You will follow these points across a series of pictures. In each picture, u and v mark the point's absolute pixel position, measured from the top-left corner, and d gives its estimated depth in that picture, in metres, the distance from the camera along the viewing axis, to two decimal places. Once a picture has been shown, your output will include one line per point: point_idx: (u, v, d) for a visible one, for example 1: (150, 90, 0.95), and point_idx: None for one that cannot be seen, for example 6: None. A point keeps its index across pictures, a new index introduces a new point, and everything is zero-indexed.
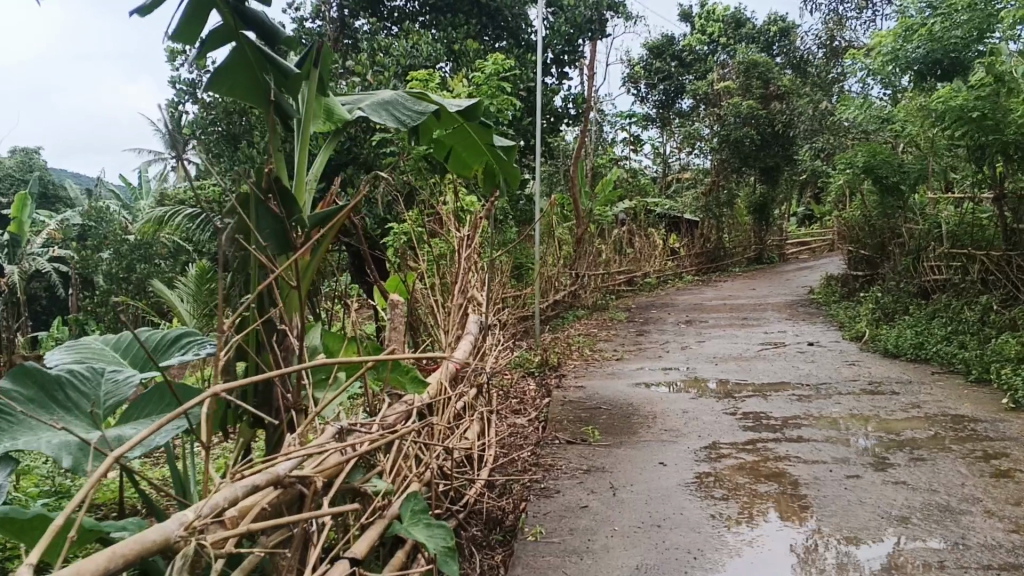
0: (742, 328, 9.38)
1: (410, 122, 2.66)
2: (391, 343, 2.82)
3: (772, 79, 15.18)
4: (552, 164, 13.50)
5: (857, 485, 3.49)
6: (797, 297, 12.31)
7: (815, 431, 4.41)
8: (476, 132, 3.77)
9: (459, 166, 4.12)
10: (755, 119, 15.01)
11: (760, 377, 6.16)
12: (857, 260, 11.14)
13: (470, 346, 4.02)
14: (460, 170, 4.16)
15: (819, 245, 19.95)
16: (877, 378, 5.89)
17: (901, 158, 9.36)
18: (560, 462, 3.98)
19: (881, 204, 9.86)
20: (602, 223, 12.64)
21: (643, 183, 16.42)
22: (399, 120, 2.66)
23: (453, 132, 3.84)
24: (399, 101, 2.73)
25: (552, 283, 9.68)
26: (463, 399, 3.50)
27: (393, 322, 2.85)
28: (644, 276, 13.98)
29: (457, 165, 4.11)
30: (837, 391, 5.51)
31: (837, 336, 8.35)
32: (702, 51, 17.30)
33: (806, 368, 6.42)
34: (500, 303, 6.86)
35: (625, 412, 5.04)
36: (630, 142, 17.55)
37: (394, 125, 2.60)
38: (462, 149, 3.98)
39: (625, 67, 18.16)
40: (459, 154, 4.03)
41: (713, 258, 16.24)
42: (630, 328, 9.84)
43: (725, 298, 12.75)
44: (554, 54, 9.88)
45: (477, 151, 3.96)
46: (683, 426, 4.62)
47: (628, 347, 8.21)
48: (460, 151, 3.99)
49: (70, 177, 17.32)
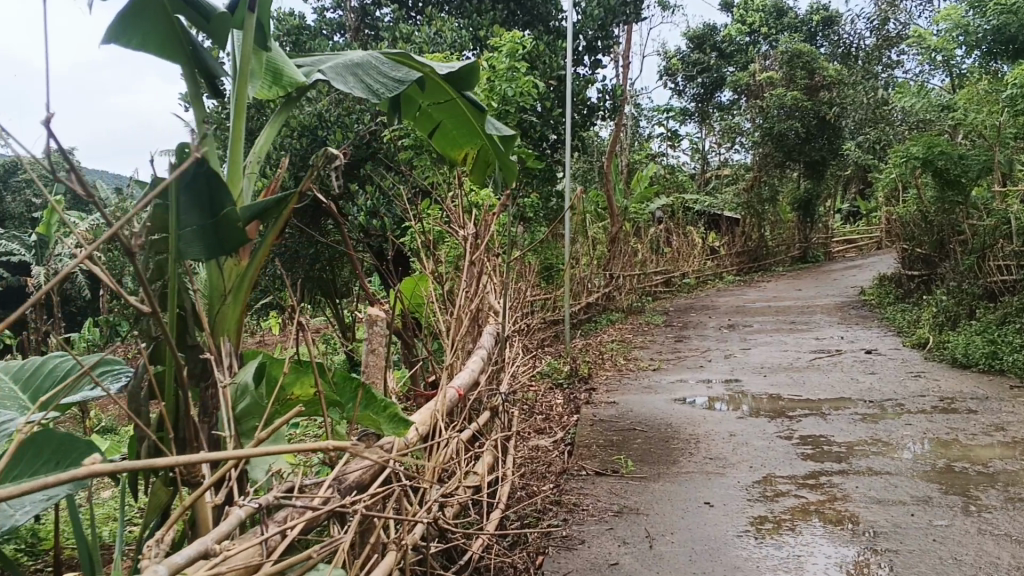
0: (789, 332, 8.73)
1: (384, 91, 2.27)
2: (370, 367, 2.26)
3: (817, 70, 14.51)
4: (587, 161, 12.94)
5: (946, 537, 2.87)
6: (846, 299, 11.57)
7: (886, 461, 3.77)
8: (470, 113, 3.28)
9: (445, 144, 3.61)
10: (800, 111, 14.34)
11: (814, 392, 5.51)
12: (912, 260, 10.38)
13: (478, 364, 3.44)
14: (447, 149, 3.66)
15: (866, 243, 19.06)
16: (949, 394, 5.21)
17: (961, 149, 8.67)
18: (585, 500, 3.39)
19: (939, 198, 9.15)
20: (639, 221, 12.02)
21: (681, 179, 15.74)
22: (370, 89, 2.27)
23: (444, 107, 3.35)
24: (375, 66, 2.37)
25: (584, 284, 9.08)
26: (465, 430, 2.92)
27: (371, 343, 2.28)
28: (682, 276, 13.32)
29: (443, 143, 3.59)
30: (904, 410, 4.85)
31: (895, 343, 7.66)
32: (742, 41, 16.74)
33: (866, 381, 5.76)
34: (523, 308, 6.29)
35: (663, 434, 4.44)
36: (667, 138, 16.93)
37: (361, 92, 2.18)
38: (452, 125, 3.47)
39: (661, 60, 17.49)
40: (446, 131, 3.52)
41: (754, 256, 15.51)
42: (669, 332, 9.23)
43: (770, 299, 12.04)
44: (587, 42, 9.28)
45: (471, 131, 3.47)
46: (731, 453, 4.01)
47: (666, 354, 7.60)
48: (449, 127, 3.48)
49: None
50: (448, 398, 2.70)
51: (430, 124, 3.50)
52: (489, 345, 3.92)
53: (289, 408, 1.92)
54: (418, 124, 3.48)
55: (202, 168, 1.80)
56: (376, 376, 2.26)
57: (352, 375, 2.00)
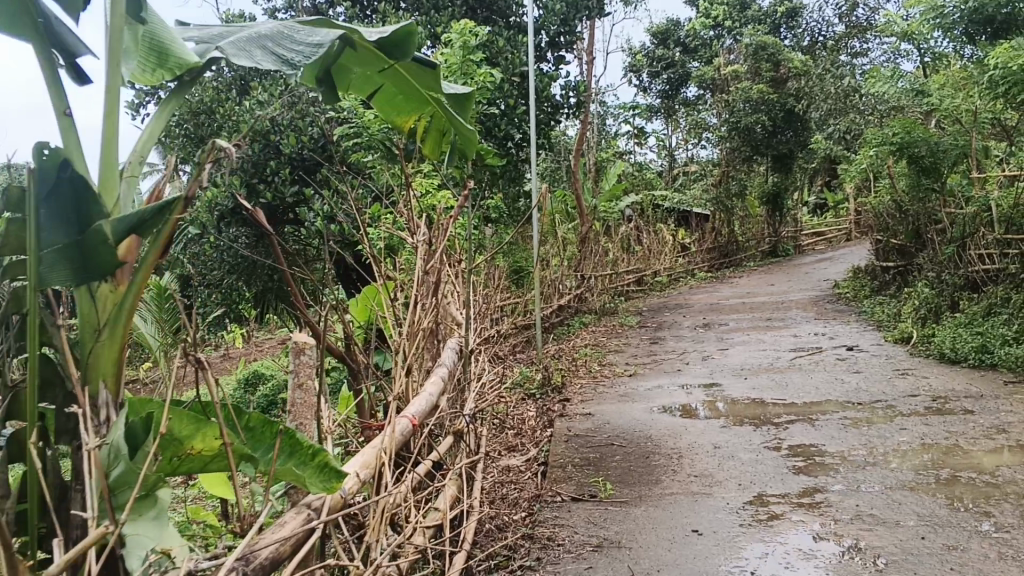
0: (767, 330, 8.45)
1: (299, 60, 1.98)
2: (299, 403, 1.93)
3: (782, 62, 14.34)
4: (554, 159, 12.64)
5: (964, 563, 2.57)
6: (821, 293, 11.32)
7: (885, 474, 3.48)
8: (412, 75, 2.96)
9: (390, 109, 3.29)
10: (767, 104, 14.16)
11: (799, 394, 5.22)
12: (887, 251, 10.16)
13: (437, 384, 3.08)
14: (393, 113, 3.32)
15: (835, 236, 18.85)
16: (941, 393, 4.93)
17: (936, 135, 8.48)
18: (560, 533, 3.06)
19: (914, 186, 8.94)
20: (608, 220, 11.72)
21: (649, 176, 15.45)
22: (283, 59, 1.99)
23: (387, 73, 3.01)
24: (286, 34, 2.09)
25: (553, 287, 8.75)
26: (418, 465, 2.56)
27: None
28: (654, 274, 13.03)
29: (389, 106, 3.26)
30: (897, 412, 4.57)
31: (877, 338, 7.39)
32: (707, 36, 16.53)
33: (852, 381, 5.47)
34: (490, 315, 5.94)
35: (644, 449, 4.12)
36: (634, 135, 16.70)
37: (269, 67, 1.93)
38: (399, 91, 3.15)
39: (626, 56, 17.22)
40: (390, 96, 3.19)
41: (725, 252, 15.25)
42: (643, 333, 8.93)
43: (744, 296, 11.77)
44: (549, 38, 8.94)
45: (418, 96, 3.15)
46: (717, 469, 3.69)
47: (642, 358, 7.29)
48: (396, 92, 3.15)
49: None
50: (398, 431, 2.35)
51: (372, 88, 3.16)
52: (451, 361, 3.56)
53: (192, 463, 1.61)
54: (358, 92, 3.14)
55: (64, 173, 1.44)
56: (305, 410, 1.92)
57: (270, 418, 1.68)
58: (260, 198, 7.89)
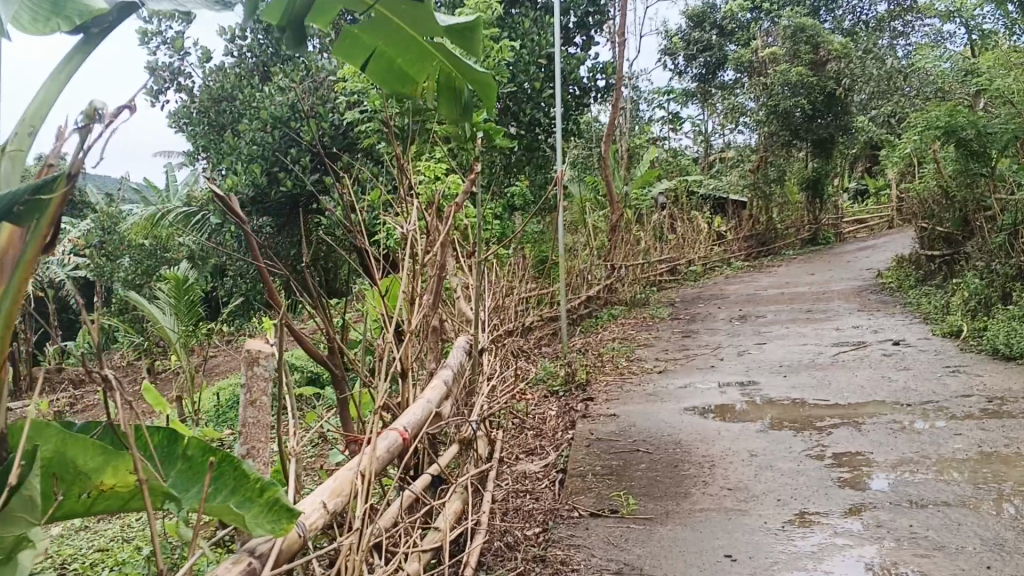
0: (806, 323, 8.08)
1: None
2: (249, 428, 1.61)
3: (822, 44, 13.92)
4: (585, 145, 12.33)
5: None
6: (863, 283, 10.88)
7: (941, 489, 3.13)
8: (397, 15, 2.60)
9: (397, 80, 2.99)
10: (807, 87, 13.70)
11: (841, 395, 4.86)
12: (932, 239, 9.69)
13: (438, 390, 2.79)
14: (401, 85, 3.01)
15: (877, 224, 18.24)
16: (998, 393, 4.55)
17: (984, 116, 8.05)
18: (575, 556, 2.77)
19: (961, 171, 8.49)
20: (641, 208, 11.37)
21: (684, 163, 15.04)
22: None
23: (375, 25, 2.71)
24: None
25: (582, 277, 8.44)
26: (411, 486, 2.27)
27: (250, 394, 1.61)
28: (688, 263, 12.67)
29: (396, 77, 2.97)
30: (950, 415, 4.20)
31: (925, 332, 6.99)
32: (744, 18, 16.11)
33: (900, 380, 5.10)
34: (510, 309, 5.65)
35: (672, 456, 3.80)
36: (668, 121, 16.29)
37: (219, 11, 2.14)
38: (398, 53, 2.84)
39: (661, 40, 16.85)
40: (389, 59, 2.90)
41: (762, 241, 14.82)
42: (676, 326, 8.56)
43: (783, 286, 11.36)
44: (578, 18, 8.58)
45: (416, 52, 2.81)
46: (753, 482, 3.37)
47: (673, 352, 6.95)
48: (395, 54, 2.86)
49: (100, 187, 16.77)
50: (382, 449, 2.06)
51: (370, 51, 2.89)
52: (459, 362, 3.26)
53: (111, 501, 1.34)
54: (354, 56, 2.89)
55: None
56: (259, 440, 1.61)
57: (210, 445, 1.43)
58: (281, 186, 7.67)
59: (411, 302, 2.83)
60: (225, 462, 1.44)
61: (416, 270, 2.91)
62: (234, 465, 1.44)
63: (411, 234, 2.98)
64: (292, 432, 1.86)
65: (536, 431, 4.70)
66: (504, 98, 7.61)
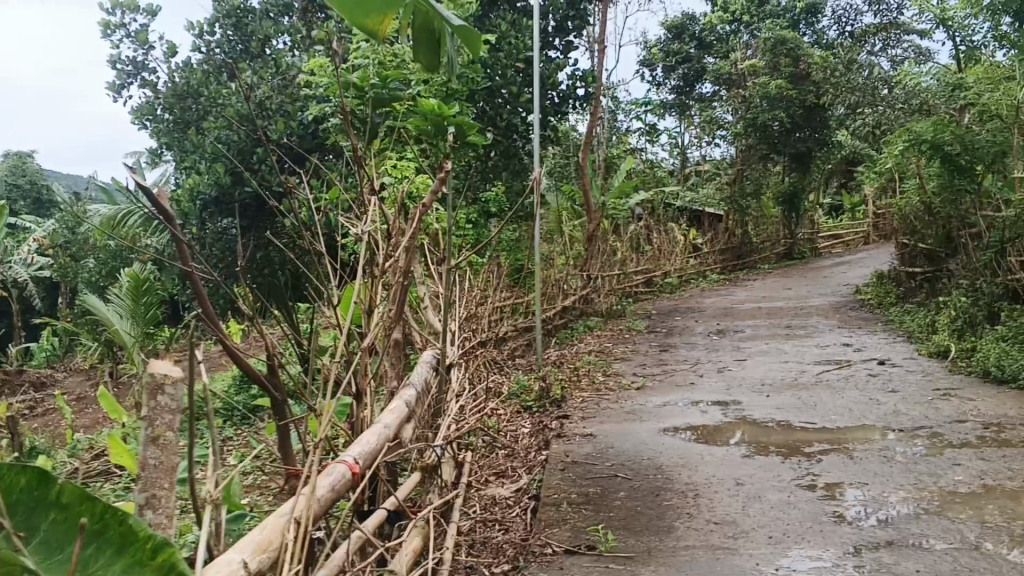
0: (785, 339, 7.85)
1: None
2: (149, 471, 1.29)
3: (803, 56, 13.76)
4: (562, 153, 12.08)
5: None
6: (842, 299, 10.69)
7: (946, 529, 2.87)
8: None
9: None
10: (786, 100, 13.55)
11: (829, 417, 4.61)
12: (914, 256, 9.50)
13: (399, 412, 2.49)
14: None
15: (853, 239, 18.06)
16: (993, 419, 4.31)
17: (971, 131, 7.87)
18: None
19: (946, 186, 8.30)
20: (618, 218, 11.13)
21: (661, 174, 14.83)
22: None
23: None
24: None
25: (558, 288, 8.16)
26: (361, 527, 1.97)
27: (150, 434, 1.28)
28: (665, 276, 12.43)
29: None
30: (947, 443, 3.95)
31: (910, 352, 6.77)
32: (724, 30, 16.04)
33: (888, 403, 4.85)
34: (482, 320, 5.36)
35: (654, 483, 3.53)
36: (646, 132, 16.04)
37: None
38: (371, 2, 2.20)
39: (640, 50, 16.68)
40: None
41: (739, 254, 14.55)
42: (653, 340, 8.30)
43: (760, 300, 11.13)
44: (556, 22, 8.32)
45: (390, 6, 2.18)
46: (740, 516, 3.09)
47: (651, 367, 6.69)
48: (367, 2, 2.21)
49: (63, 185, 16.33)
50: (324, 487, 1.75)
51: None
52: (424, 378, 2.96)
53: None
54: None
55: None
56: (160, 488, 1.30)
57: (91, 492, 1.04)
58: (245, 186, 7.35)
59: (372, 312, 2.53)
60: (105, 513, 1.05)
61: (376, 276, 2.60)
62: (119, 516, 1.06)
63: (368, 236, 2.66)
64: (210, 473, 1.54)
65: (509, 451, 4.41)
66: (480, 101, 7.32)
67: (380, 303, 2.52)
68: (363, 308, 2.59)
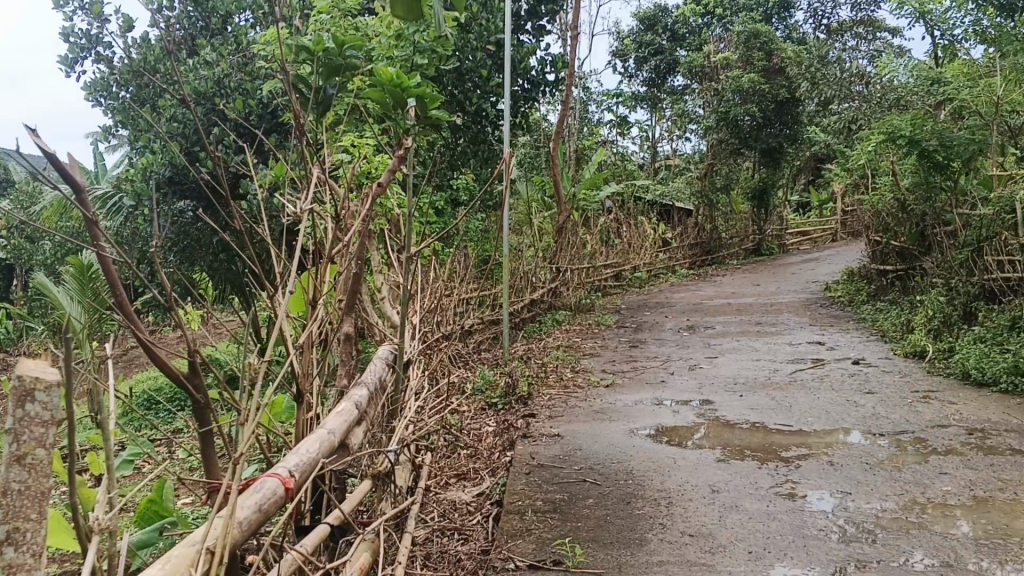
0: (757, 337, 7.68)
1: None
2: (7, 501, 0.86)
3: (775, 51, 13.69)
4: (531, 142, 11.84)
5: None
6: (812, 296, 10.54)
7: (938, 546, 2.68)
8: None
9: None
10: (758, 94, 13.40)
11: (805, 419, 4.42)
12: (885, 253, 9.36)
13: (347, 416, 2.23)
14: None
15: (821, 236, 17.98)
16: (977, 424, 4.13)
17: (948, 127, 7.74)
18: None
19: (923, 183, 8.16)
20: (588, 209, 10.91)
21: (631, 167, 14.64)
22: None
23: None
24: None
25: (525, 280, 7.92)
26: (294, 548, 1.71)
27: (12, 450, 0.85)
28: (633, 269, 12.25)
29: None
30: (930, 450, 3.77)
31: (884, 351, 6.62)
32: (696, 23, 15.95)
33: (867, 405, 4.67)
34: (445, 312, 5.11)
35: (625, 489, 3.31)
36: (616, 125, 15.85)
37: None
38: None
39: (612, 41, 16.50)
40: None
41: (708, 249, 14.31)
42: (622, 335, 8.09)
43: (730, 296, 10.96)
44: (527, 4, 8.04)
45: None
46: (716, 527, 2.88)
47: (620, 364, 6.48)
48: None
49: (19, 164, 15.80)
50: (247, 510, 1.50)
51: None
52: (378, 377, 2.71)
53: None
54: None
55: None
56: (26, 519, 0.87)
57: None
58: (202, 167, 7.03)
59: (315, 304, 2.26)
60: None
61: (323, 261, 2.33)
62: None
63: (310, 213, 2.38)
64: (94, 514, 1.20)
65: (472, 451, 4.19)
66: (450, 84, 7.04)
67: (323, 293, 2.25)
68: (309, 299, 2.33)
